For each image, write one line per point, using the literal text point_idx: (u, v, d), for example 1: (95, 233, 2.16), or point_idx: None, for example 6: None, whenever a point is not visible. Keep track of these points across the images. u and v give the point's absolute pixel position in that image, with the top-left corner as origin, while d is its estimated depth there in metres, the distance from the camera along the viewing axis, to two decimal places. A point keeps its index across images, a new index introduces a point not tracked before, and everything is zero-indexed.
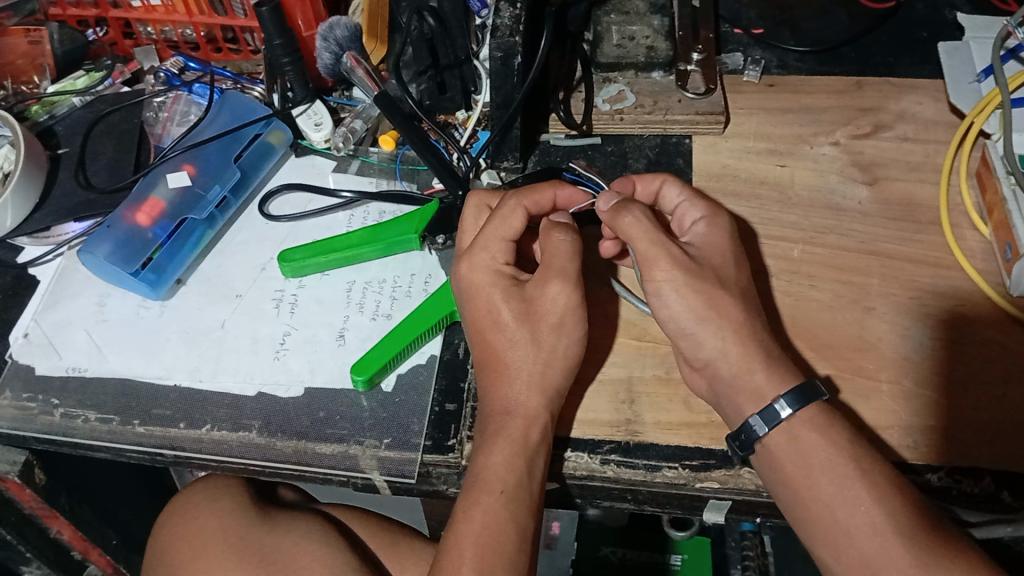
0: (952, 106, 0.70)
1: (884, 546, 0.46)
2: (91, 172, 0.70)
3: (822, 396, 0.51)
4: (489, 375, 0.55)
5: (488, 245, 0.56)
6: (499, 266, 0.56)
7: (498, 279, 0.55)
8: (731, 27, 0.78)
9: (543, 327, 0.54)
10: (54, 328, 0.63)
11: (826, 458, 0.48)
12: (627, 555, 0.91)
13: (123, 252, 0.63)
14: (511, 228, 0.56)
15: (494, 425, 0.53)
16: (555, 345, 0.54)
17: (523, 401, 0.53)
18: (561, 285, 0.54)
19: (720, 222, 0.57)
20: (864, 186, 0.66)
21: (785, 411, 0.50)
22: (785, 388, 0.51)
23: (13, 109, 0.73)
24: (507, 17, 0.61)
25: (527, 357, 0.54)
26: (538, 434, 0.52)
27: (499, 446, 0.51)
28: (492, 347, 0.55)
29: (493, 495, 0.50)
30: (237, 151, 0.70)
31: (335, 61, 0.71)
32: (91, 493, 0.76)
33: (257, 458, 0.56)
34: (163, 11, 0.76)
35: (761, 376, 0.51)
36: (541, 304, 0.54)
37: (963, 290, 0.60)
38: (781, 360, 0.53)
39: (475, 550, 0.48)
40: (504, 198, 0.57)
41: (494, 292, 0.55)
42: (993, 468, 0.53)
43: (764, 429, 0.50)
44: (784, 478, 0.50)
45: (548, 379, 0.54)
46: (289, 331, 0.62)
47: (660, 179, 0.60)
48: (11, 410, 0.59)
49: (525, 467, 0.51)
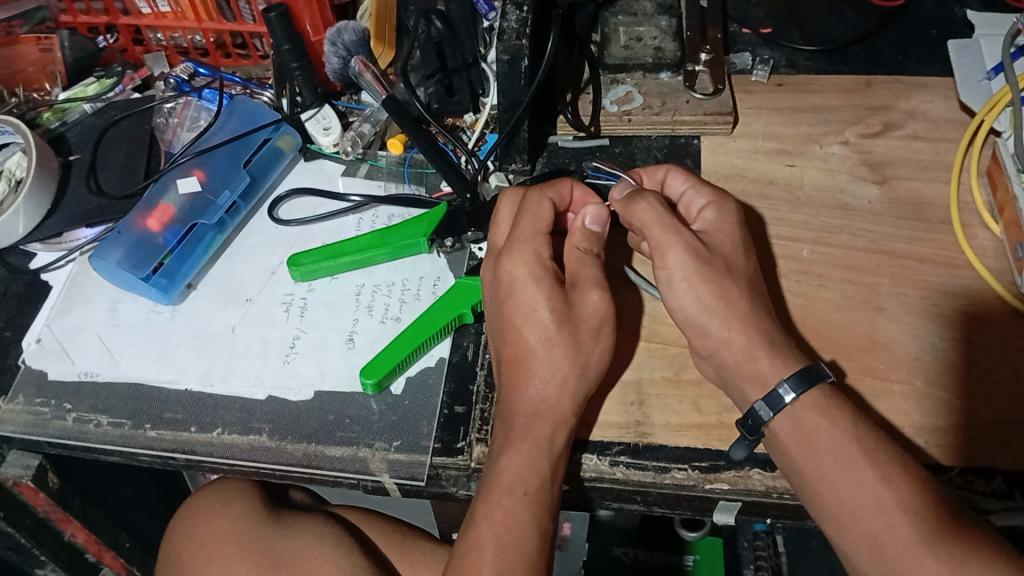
0: (962, 104, 0.70)
1: (892, 527, 0.45)
2: (102, 178, 0.71)
3: (827, 378, 0.50)
4: (516, 375, 0.53)
5: (532, 239, 0.55)
6: (546, 262, 0.55)
7: (544, 275, 0.55)
8: (739, 27, 0.78)
9: (582, 331, 0.54)
10: (66, 333, 0.63)
11: (830, 438, 0.48)
12: (639, 556, 0.90)
13: (134, 257, 0.64)
14: (543, 221, 0.56)
15: (519, 426, 0.52)
16: (591, 352, 0.54)
17: (552, 403, 0.52)
18: (598, 293, 0.54)
19: (727, 207, 0.57)
20: (874, 185, 0.66)
21: (789, 396, 0.50)
22: (789, 372, 0.51)
23: (25, 116, 0.74)
24: (513, 20, 0.61)
25: (563, 360, 0.53)
26: (562, 439, 0.52)
27: (524, 448, 0.51)
28: (524, 343, 0.53)
29: (515, 497, 0.50)
30: (246, 157, 0.70)
31: (344, 66, 0.71)
32: (102, 496, 0.76)
33: (267, 461, 0.56)
34: (173, 17, 0.77)
35: (770, 364, 0.51)
36: (582, 309, 0.54)
37: (973, 288, 0.60)
38: (787, 346, 0.53)
39: (496, 552, 0.48)
40: (527, 193, 0.58)
41: (538, 290, 0.54)
42: (1003, 468, 0.52)
43: (770, 413, 0.50)
44: (790, 467, 0.50)
45: (576, 384, 0.53)
46: (298, 334, 0.62)
47: (664, 167, 0.60)
48: (25, 415, 0.60)
49: (549, 469, 0.51)
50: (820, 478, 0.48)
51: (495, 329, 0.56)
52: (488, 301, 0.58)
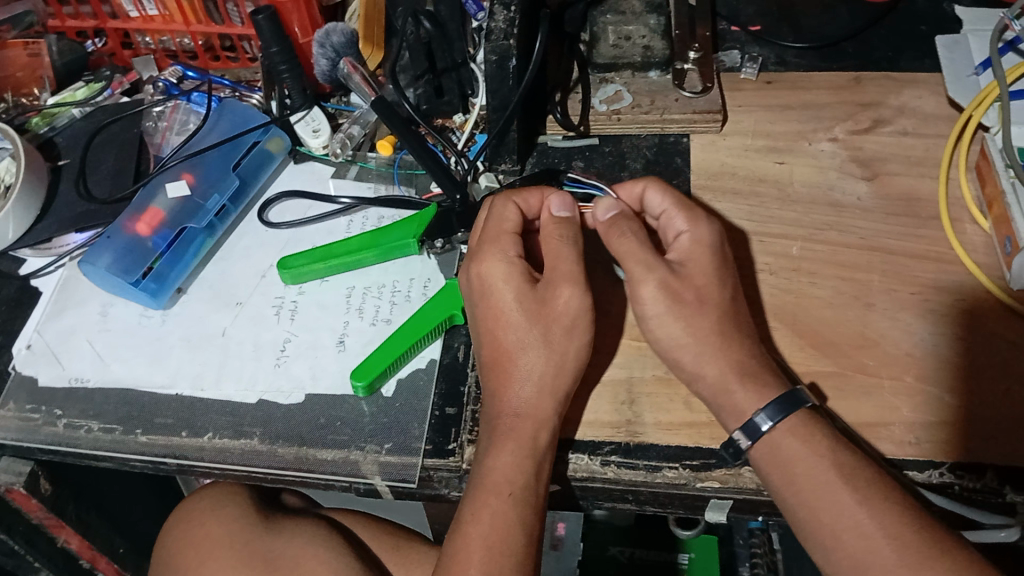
0: (951, 99, 0.70)
1: (885, 529, 0.45)
2: (92, 182, 0.71)
3: (807, 404, 0.51)
4: (497, 376, 0.54)
5: (496, 239, 0.56)
6: (513, 258, 0.55)
7: (514, 274, 0.55)
8: (728, 24, 0.78)
9: (556, 329, 0.53)
10: (57, 338, 0.63)
11: (807, 465, 0.48)
12: (634, 555, 0.90)
13: (124, 261, 0.64)
14: (510, 222, 0.57)
15: (502, 426, 0.52)
16: (566, 349, 0.53)
17: (532, 404, 0.52)
18: (571, 288, 0.53)
19: (702, 235, 0.56)
20: (864, 182, 0.66)
21: (766, 425, 0.50)
22: (766, 400, 0.51)
23: (14, 121, 0.74)
24: (501, 20, 0.61)
25: (538, 359, 0.53)
26: (547, 437, 0.52)
27: (508, 447, 0.51)
28: (502, 346, 0.54)
29: (501, 498, 0.50)
30: (236, 159, 0.70)
31: (332, 67, 0.72)
32: (96, 500, 0.76)
33: (259, 465, 0.56)
34: (161, 20, 0.77)
35: (744, 394, 0.51)
36: (554, 306, 0.54)
37: (963, 283, 0.60)
38: (766, 369, 0.52)
39: (484, 552, 0.48)
40: (493, 200, 0.58)
41: (509, 290, 0.54)
42: (994, 463, 0.52)
43: (747, 442, 0.51)
44: (770, 487, 0.50)
45: (562, 382, 0.53)
46: (289, 337, 0.62)
47: (642, 183, 0.59)
48: (15, 421, 0.59)
49: (534, 469, 0.51)
50: (798, 501, 0.48)
51: (476, 331, 0.57)
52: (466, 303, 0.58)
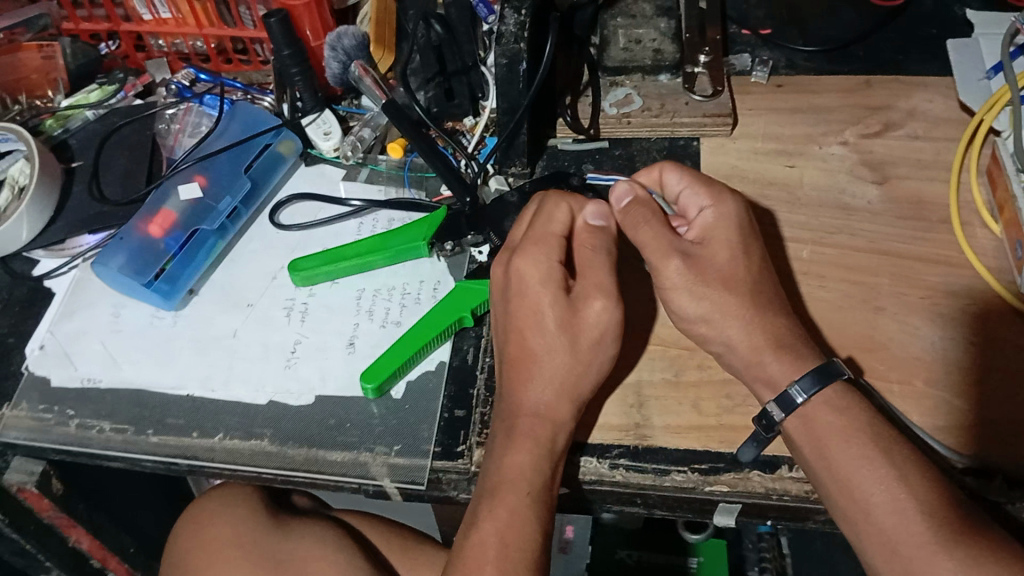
0: (962, 103, 0.70)
1: (897, 537, 0.45)
2: (104, 184, 0.71)
3: (842, 377, 0.51)
4: (518, 376, 0.54)
5: (543, 240, 0.55)
6: (555, 262, 0.55)
7: (552, 277, 0.54)
8: (737, 27, 0.78)
9: (583, 338, 0.53)
10: (69, 339, 0.64)
11: (843, 438, 0.48)
12: (643, 558, 0.90)
13: (137, 262, 0.64)
14: (557, 225, 0.56)
15: (522, 426, 0.52)
16: (591, 359, 0.54)
17: (551, 405, 0.52)
18: (603, 302, 0.53)
19: (727, 210, 0.56)
20: (874, 185, 0.66)
21: (800, 398, 0.50)
22: (803, 371, 0.51)
23: (27, 123, 0.74)
24: (511, 24, 0.61)
25: (563, 364, 0.53)
26: (563, 440, 0.52)
27: (524, 447, 0.51)
28: (528, 347, 0.54)
29: (519, 495, 0.50)
30: (247, 162, 0.71)
31: (344, 70, 0.72)
32: (105, 500, 0.77)
33: (269, 466, 0.56)
34: (174, 24, 0.77)
35: (778, 367, 0.52)
36: (583, 317, 0.54)
37: (974, 288, 0.60)
38: (800, 345, 0.53)
39: (499, 549, 0.48)
40: (545, 200, 0.57)
41: (544, 291, 0.54)
42: (1005, 470, 0.52)
43: (781, 415, 0.51)
44: (815, 477, 0.50)
45: (578, 386, 0.53)
46: (299, 339, 0.62)
47: (658, 167, 0.59)
48: (28, 421, 0.60)
49: (550, 469, 0.51)
50: (834, 483, 0.48)
51: (500, 330, 0.56)
52: (496, 300, 0.57)
